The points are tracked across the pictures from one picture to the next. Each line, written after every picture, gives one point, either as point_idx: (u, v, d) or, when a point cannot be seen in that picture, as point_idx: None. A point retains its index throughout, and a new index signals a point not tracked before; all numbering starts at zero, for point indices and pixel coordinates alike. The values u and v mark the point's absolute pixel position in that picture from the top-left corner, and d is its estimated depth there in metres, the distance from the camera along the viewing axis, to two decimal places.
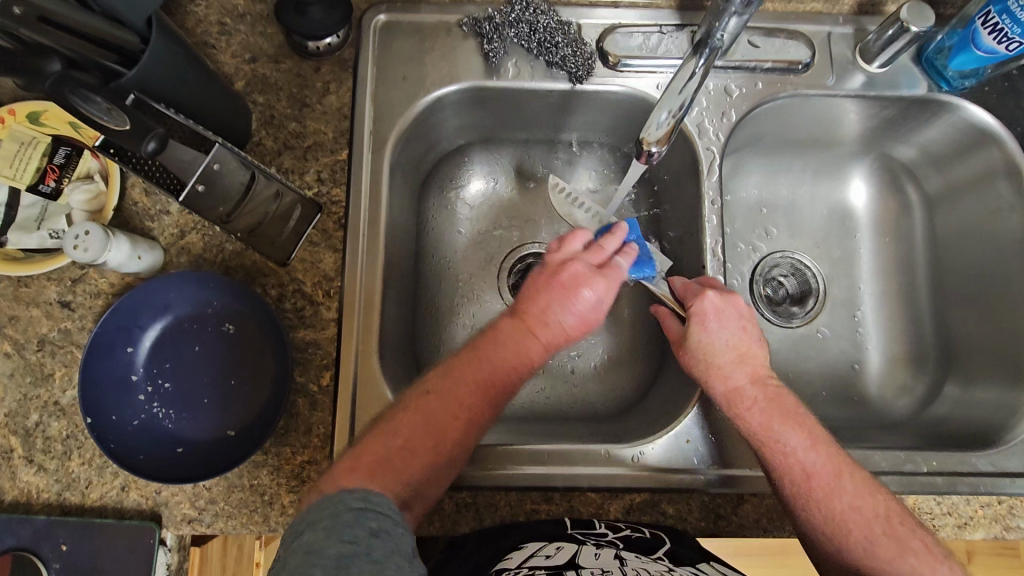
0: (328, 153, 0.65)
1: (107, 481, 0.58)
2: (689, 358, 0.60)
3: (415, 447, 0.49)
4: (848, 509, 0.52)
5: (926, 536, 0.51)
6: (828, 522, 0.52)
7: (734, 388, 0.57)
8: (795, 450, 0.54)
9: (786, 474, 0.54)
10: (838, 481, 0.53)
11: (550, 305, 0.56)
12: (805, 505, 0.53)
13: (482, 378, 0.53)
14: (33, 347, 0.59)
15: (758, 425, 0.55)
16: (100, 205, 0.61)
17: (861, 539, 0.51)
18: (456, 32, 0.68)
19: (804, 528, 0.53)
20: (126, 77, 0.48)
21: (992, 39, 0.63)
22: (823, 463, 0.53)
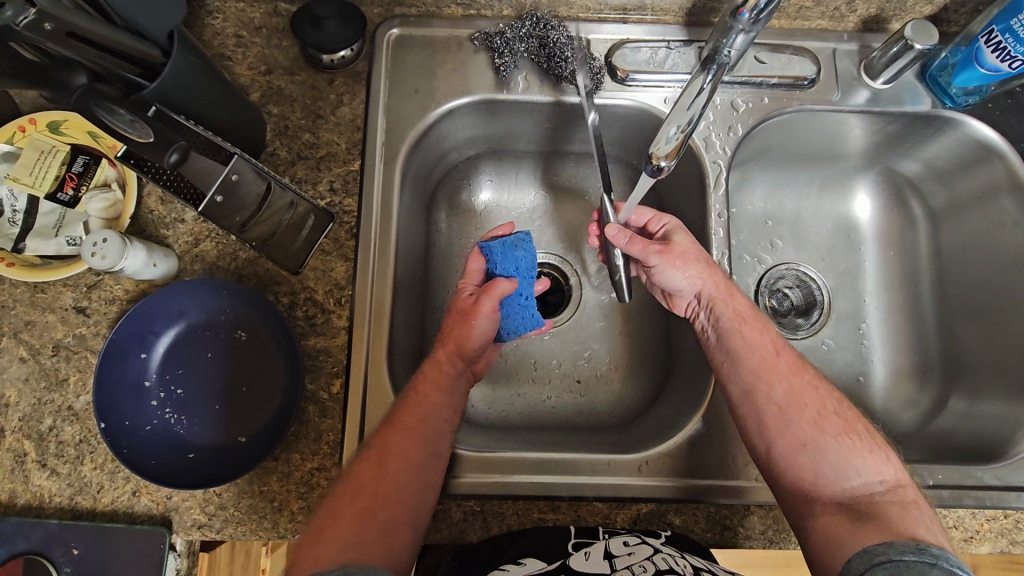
0: (341, 163, 0.66)
1: (118, 486, 0.58)
2: (675, 253, 0.62)
3: (341, 513, 0.50)
4: (807, 388, 0.58)
5: (867, 425, 0.57)
6: (786, 396, 0.57)
7: (718, 278, 0.63)
8: (766, 335, 0.61)
9: (757, 350, 0.60)
10: (799, 362, 0.60)
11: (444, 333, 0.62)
12: (768, 380, 0.58)
13: (397, 425, 0.55)
14: (48, 352, 0.60)
15: (740, 310, 0.62)
16: (117, 212, 0.62)
17: (811, 414, 0.56)
18: (467, 46, 0.70)
19: (757, 403, 0.58)
20: (145, 90, 0.49)
21: (995, 57, 0.64)
22: (787, 348, 0.61)
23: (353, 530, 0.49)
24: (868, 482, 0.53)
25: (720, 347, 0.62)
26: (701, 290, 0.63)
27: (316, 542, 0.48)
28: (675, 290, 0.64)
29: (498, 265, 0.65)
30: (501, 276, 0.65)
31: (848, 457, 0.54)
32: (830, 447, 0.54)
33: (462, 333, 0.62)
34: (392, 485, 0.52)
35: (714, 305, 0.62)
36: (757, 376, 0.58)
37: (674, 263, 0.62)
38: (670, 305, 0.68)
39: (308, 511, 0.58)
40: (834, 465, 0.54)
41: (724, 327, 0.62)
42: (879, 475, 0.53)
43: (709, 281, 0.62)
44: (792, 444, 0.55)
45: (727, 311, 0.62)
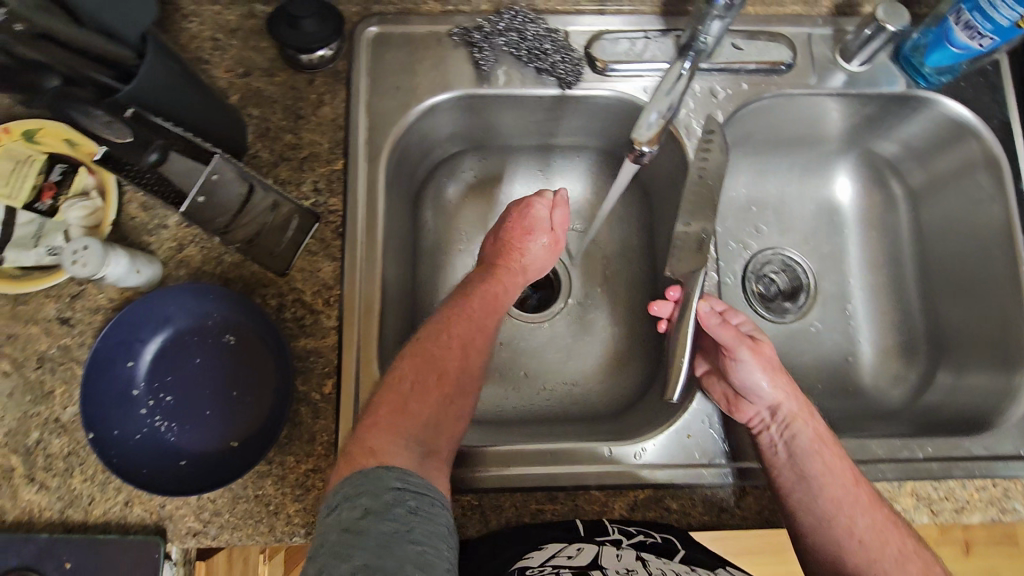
0: (325, 163, 0.65)
1: (110, 496, 0.58)
2: (763, 355, 0.60)
3: (427, 395, 0.53)
4: (887, 523, 0.55)
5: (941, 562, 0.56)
6: (868, 530, 0.55)
7: (797, 390, 0.60)
8: (846, 462, 0.58)
9: (838, 480, 0.57)
10: (877, 493, 0.57)
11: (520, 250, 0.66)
12: (850, 512, 0.56)
13: (465, 315, 0.59)
14: (33, 365, 0.59)
15: (821, 430, 0.59)
16: (97, 220, 0.61)
17: (893, 551, 0.54)
18: (447, 42, 0.69)
19: (833, 532, 0.56)
20: (121, 92, 0.48)
21: (965, 36, 0.65)
22: (866, 478, 0.58)
23: (433, 415, 0.53)
24: None
25: (792, 469, 0.58)
26: (781, 402, 0.59)
27: (395, 416, 0.52)
28: (752, 395, 0.60)
29: None
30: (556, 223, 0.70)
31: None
32: None
33: (544, 259, 0.67)
34: (467, 376, 0.56)
35: (794, 422, 0.59)
36: (838, 505, 0.56)
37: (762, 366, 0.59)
38: (730, 408, 0.63)
39: (305, 513, 0.58)
40: None
41: (804, 446, 0.58)
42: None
43: (790, 395, 0.60)
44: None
45: (806, 431, 0.59)
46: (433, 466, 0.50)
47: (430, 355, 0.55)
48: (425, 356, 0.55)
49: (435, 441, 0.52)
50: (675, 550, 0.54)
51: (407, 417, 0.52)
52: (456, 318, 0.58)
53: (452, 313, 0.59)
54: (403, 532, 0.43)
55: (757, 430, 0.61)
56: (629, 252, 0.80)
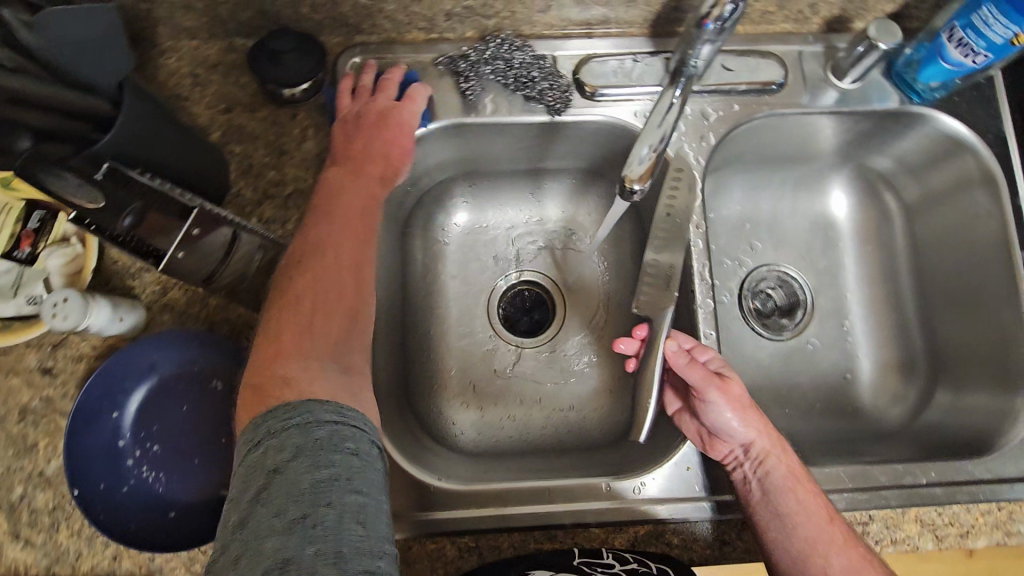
0: (310, 200, 0.64)
1: (98, 551, 0.56)
2: (733, 393, 0.58)
3: (330, 311, 0.52)
4: (865, 563, 0.53)
5: None
6: (843, 571, 0.52)
7: (770, 426, 0.59)
8: (820, 499, 0.56)
9: (812, 518, 0.55)
10: (853, 532, 0.55)
11: (396, 157, 0.62)
12: (825, 552, 0.53)
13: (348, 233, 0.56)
14: (14, 418, 0.58)
15: (795, 466, 0.57)
16: (78, 266, 0.59)
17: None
18: (431, 71, 0.68)
19: (810, 575, 0.53)
20: (98, 145, 0.47)
21: (958, 53, 0.64)
22: (842, 516, 0.56)
23: (339, 332, 0.52)
24: None
25: (767, 508, 0.56)
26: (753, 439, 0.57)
27: (301, 338, 0.50)
28: (724, 433, 0.58)
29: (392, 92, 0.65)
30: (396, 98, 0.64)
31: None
32: None
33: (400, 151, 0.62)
34: (360, 287, 0.55)
35: (766, 459, 0.57)
36: (813, 546, 0.53)
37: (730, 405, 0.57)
38: (704, 446, 0.61)
39: None
40: None
41: (775, 483, 0.56)
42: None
43: (762, 431, 0.58)
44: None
45: (779, 468, 0.57)
46: (354, 381, 0.50)
47: (321, 275, 0.53)
48: (317, 276, 0.53)
49: (350, 360, 0.51)
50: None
51: (314, 340, 0.50)
52: (338, 227, 0.56)
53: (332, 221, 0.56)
54: (342, 480, 0.41)
55: (731, 467, 0.59)
56: (624, 275, 0.79)
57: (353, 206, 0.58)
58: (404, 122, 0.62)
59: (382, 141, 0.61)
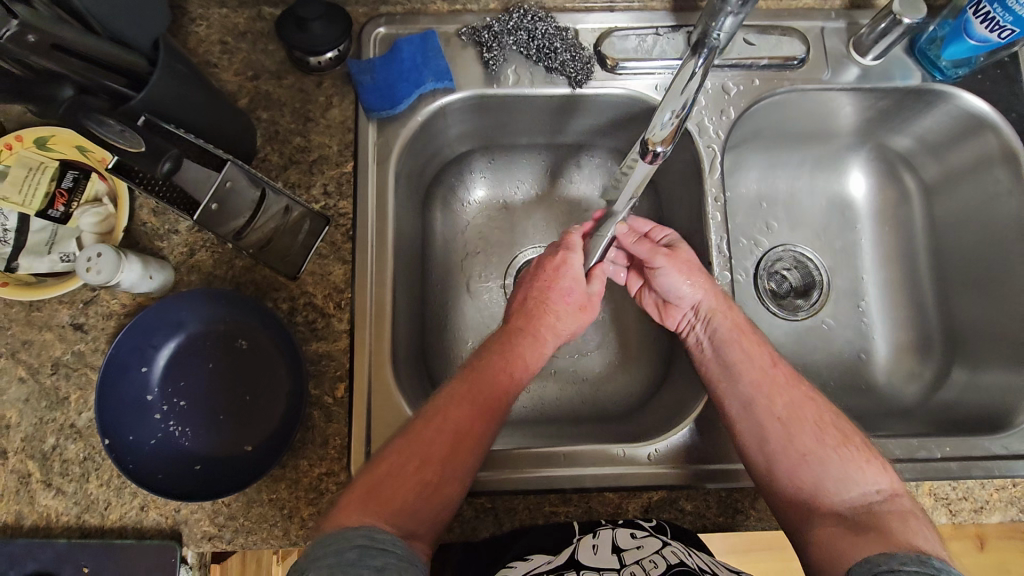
0: (334, 165, 0.65)
1: (126, 501, 0.58)
2: (682, 259, 0.64)
3: (413, 474, 0.51)
4: (805, 400, 0.59)
5: (865, 437, 0.58)
6: (785, 408, 0.58)
7: (719, 289, 0.65)
8: (763, 348, 0.62)
9: (752, 360, 0.61)
10: (795, 374, 0.61)
11: (549, 308, 0.64)
12: (769, 392, 0.59)
13: (483, 386, 0.57)
14: (47, 371, 0.60)
15: (739, 321, 0.63)
16: (110, 226, 0.61)
17: (810, 424, 0.57)
18: (455, 42, 0.69)
19: (756, 411, 0.58)
20: (133, 102, 0.48)
21: (984, 28, 0.63)
22: (785, 361, 0.62)
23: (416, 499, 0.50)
24: (866, 493, 0.53)
25: (717, 359, 0.63)
26: (701, 302, 0.64)
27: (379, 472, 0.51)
28: (675, 297, 0.65)
29: (405, 56, 0.66)
30: (408, 61, 0.66)
31: (846, 466, 0.55)
32: (832, 462, 0.55)
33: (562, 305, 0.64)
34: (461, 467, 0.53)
35: (712, 316, 0.63)
36: (756, 391, 0.59)
37: (679, 268, 0.64)
38: (663, 316, 0.70)
39: (319, 517, 0.58)
40: (835, 477, 0.54)
41: (721, 338, 0.63)
42: (876, 484, 0.54)
43: (709, 293, 0.64)
44: (791, 453, 0.56)
45: (725, 323, 0.63)
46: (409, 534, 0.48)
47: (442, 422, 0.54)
48: (441, 421, 0.54)
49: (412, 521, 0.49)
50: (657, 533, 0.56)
51: (388, 495, 0.49)
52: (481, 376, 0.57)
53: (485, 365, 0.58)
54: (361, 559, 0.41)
55: (686, 330, 0.66)
56: None
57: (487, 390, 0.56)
58: (550, 284, 0.65)
59: (537, 294, 0.65)
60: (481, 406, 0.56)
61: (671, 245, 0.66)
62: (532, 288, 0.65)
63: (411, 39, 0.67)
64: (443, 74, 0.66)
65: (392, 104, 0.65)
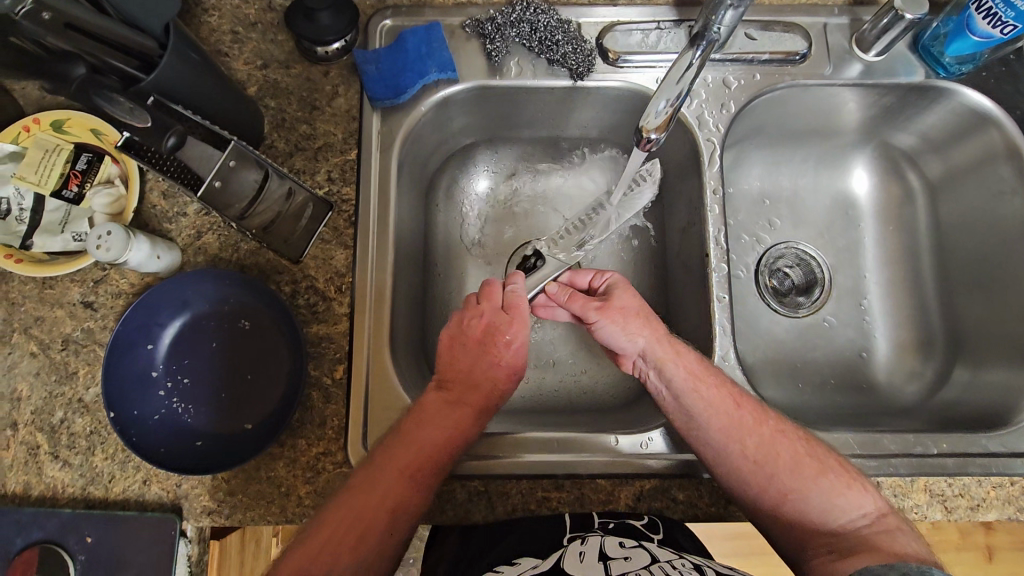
0: (338, 153, 0.66)
1: (130, 475, 0.60)
2: (614, 309, 0.63)
3: (365, 526, 0.52)
4: (776, 436, 0.58)
5: (839, 456, 0.58)
6: (758, 449, 0.58)
7: (664, 332, 0.62)
8: (725, 389, 0.60)
9: (714, 407, 0.59)
10: (762, 409, 0.60)
11: (476, 372, 0.60)
12: (739, 437, 0.58)
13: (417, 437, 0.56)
14: (58, 347, 0.62)
15: (693, 367, 0.60)
16: (122, 207, 0.63)
17: (786, 461, 0.57)
18: (459, 34, 0.70)
19: (731, 460, 0.57)
20: (144, 82, 0.50)
21: (987, 24, 0.63)
22: (750, 398, 0.60)
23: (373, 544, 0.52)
24: (852, 518, 0.55)
25: (680, 409, 0.60)
26: (647, 349, 0.62)
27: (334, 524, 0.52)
28: (619, 348, 0.63)
29: (410, 47, 0.68)
30: (413, 51, 0.68)
31: (830, 496, 0.55)
32: (816, 493, 0.56)
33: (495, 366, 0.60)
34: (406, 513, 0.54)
35: (664, 366, 0.61)
36: (731, 435, 0.58)
37: (615, 319, 0.62)
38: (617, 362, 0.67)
39: (315, 495, 0.59)
40: (819, 508, 0.55)
41: (680, 389, 0.60)
42: (862, 507, 0.55)
43: (654, 339, 0.62)
44: (774, 494, 0.57)
45: (678, 371, 0.60)
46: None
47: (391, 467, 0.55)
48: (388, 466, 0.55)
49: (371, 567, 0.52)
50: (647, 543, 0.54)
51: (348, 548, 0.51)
52: (423, 422, 0.57)
53: (425, 414, 0.58)
54: None
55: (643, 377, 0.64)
56: (641, 247, 0.80)
57: (427, 439, 0.56)
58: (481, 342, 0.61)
59: (469, 355, 0.61)
60: (424, 455, 0.55)
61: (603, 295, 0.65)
62: (463, 343, 0.61)
63: (416, 30, 0.68)
64: (447, 65, 0.68)
65: (394, 93, 0.66)
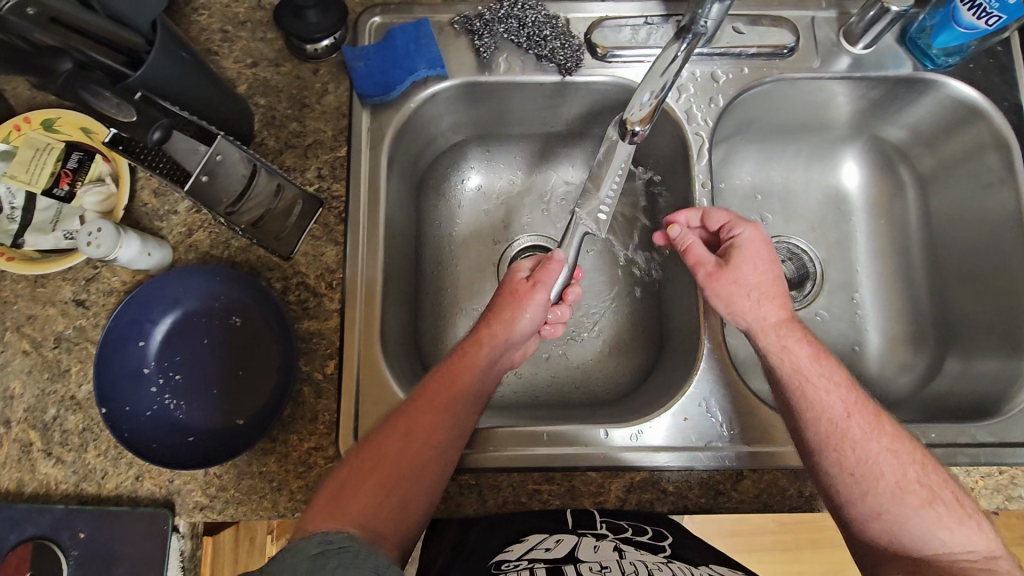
0: (328, 150, 0.67)
1: (122, 471, 0.60)
2: (725, 278, 0.61)
3: (378, 471, 0.51)
4: (886, 453, 0.54)
5: (958, 489, 0.53)
6: (861, 463, 0.54)
7: (773, 318, 0.60)
8: (840, 392, 0.56)
9: (825, 407, 0.56)
10: (876, 418, 0.55)
11: (494, 313, 0.62)
12: (839, 446, 0.54)
13: (425, 406, 0.55)
14: (50, 344, 0.62)
15: (800, 364, 0.58)
16: (112, 206, 0.63)
17: (891, 482, 0.53)
18: (448, 31, 0.70)
19: (828, 470, 0.55)
20: (131, 78, 0.50)
21: (971, 15, 0.64)
22: (870, 404, 0.56)
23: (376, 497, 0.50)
24: (953, 552, 0.51)
25: (783, 396, 0.58)
26: (752, 326, 0.61)
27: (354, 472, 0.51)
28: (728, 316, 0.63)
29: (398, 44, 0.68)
30: (402, 48, 0.68)
31: (931, 526, 0.51)
32: (912, 521, 0.52)
33: (505, 306, 0.62)
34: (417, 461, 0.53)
35: (767, 352, 0.60)
36: (827, 440, 0.55)
37: (721, 288, 0.62)
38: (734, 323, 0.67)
39: (307, 490, 0.59)
40: (913, 532, 0.52)
41: (780, 382, 0.58)
42: (968, 544, 0.51)
43: (760, 319, 0.60)
44: (864, 511, 0.53)
45: (780, 364, 0.58)
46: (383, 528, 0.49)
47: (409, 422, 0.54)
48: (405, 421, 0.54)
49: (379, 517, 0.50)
50: (657, 556, 0.51)
51: (353, 501, 0.50)
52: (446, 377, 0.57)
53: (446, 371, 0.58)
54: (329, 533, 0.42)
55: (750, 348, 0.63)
56: (632, 242, 0.80)
57: (447, 390, 0.57)
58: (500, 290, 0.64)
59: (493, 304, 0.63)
60: (440, 405, 0.56)
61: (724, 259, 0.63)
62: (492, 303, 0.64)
63: (405, 28, 0.69)
64: (436, 62, 0.68)
65: (383, 89, 0.66)
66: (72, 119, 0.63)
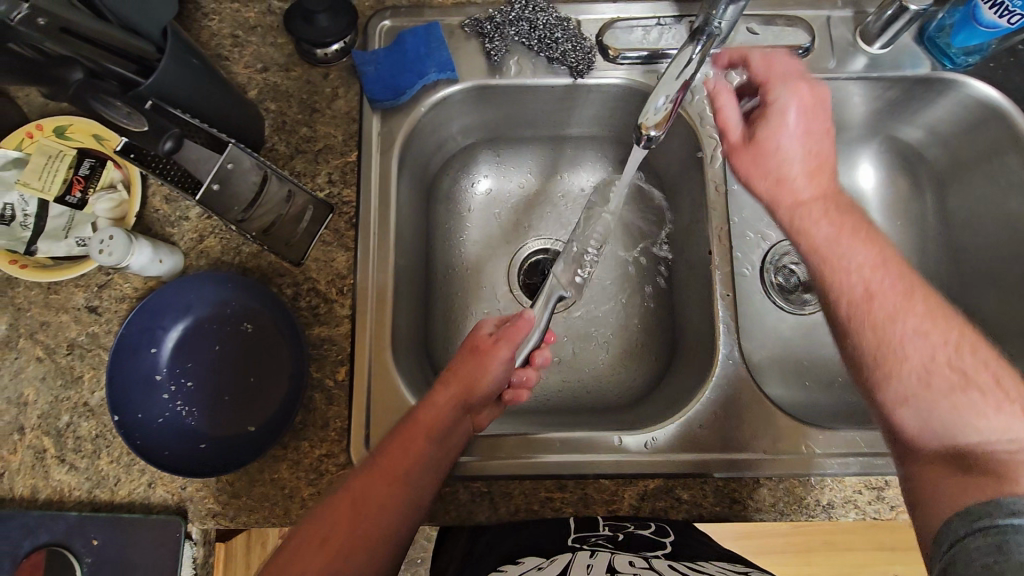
0: (339, 155, 0.66)
1: (135, 478, 0.60)
2: (745, 152, 0.59)
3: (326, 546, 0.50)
4: (910, 337, 0.51)
5: (1004, 375, 0.49)
6: (876, 343, 0.52)
7: (790, 200, 0.58)
8: (863, 273, 0.54)
9: (841, 287, 0.55)
10: (904, 294, 0.53)
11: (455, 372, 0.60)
12: (858, 325, 0.53)
13: (382, 471, 0.54)
14: (63, 351, 0.62)
15: (818, 241, 0.56)
16: (123, 212, 0.63)
17: (915, 364, 0.50)
18: (458, 33, 0.70)
19: (853, 354, 0.54)
20: (143, 86, 0.50)
21: (993, 13, 0.63)
22: (903, 282, 0.53)
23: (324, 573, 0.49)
24: (991, 439, 0.46)
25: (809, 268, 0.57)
26: (772, 200, 0.59)
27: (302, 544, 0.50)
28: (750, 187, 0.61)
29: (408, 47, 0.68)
30: (412, 52, 0.68)
31: (963, 412, 0.47)
32: (941, 406, 0.48)
33: (466, 363, 0.61)
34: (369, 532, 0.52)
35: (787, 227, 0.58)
36: (850, 318, 0.54)
37: (741, 163, 0.60)
38: None
39: (318, 497, 0.59)
40: (945, 419, 0.48)
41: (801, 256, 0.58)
42: (1010, 431, 0.45)
43: (778, 195, 0.58)
44: (892, 395, 0.51)
45: (800, 240, 0.57)
46: None
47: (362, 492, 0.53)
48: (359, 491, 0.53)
49: None
50: (660, 558, 0.50)
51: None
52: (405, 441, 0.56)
53: (405, 433, 0.56)
54: None
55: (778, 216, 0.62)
56: (644, 245, 0.79)
57: (404, 457, 0.55)
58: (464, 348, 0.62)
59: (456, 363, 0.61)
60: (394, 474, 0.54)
61: (750, 129, 0.60)
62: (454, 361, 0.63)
63: (415, 31, 0.68)
64: (446, 65, 0.68)
65: (393, 93, 0.66)
66: (87, 126, 0.64)
